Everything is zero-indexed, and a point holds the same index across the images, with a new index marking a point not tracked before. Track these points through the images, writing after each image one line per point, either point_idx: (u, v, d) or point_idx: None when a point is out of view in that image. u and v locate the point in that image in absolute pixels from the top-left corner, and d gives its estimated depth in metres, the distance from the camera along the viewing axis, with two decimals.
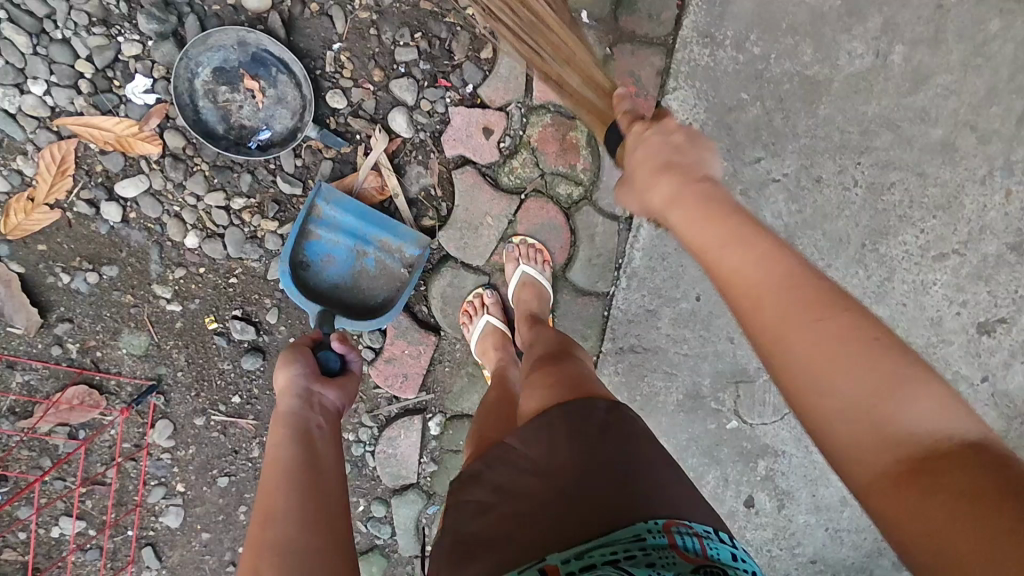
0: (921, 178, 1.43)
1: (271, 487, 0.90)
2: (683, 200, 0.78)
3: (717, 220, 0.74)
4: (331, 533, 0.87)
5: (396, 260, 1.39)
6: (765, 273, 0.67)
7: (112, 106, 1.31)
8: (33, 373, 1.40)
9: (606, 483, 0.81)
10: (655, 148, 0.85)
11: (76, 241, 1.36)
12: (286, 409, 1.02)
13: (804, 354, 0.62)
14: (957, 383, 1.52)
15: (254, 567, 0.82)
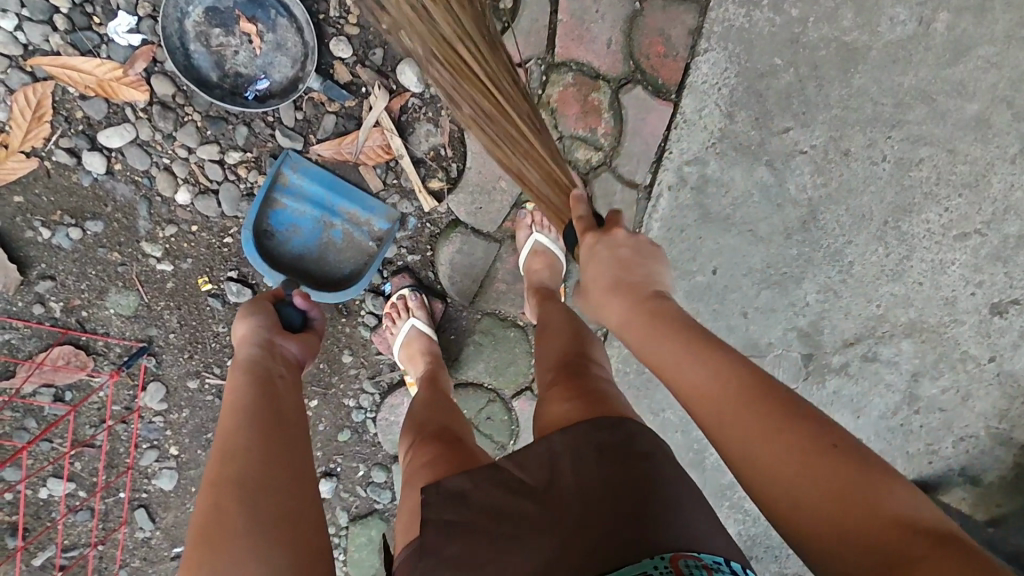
0: (951, 155, 1.37)
1: (231, 427, 0.83)
2: (637, 308, 0.86)
3: (657, 328, 0.82)
4: (301, 481, 0.82)
5: (362, 233, 1.34)
6: (716, 377, 0.74)
7: (92, 46, 1.19)
8: (14, 332, 1.32)
9: (610, 514, 0.76)
10: (601, 266, 0.92)
11: (55, 192, 1.25)
12: (247, 352, 0.94)
13: (745, 453, 0.69)
14: (965, 363, 1.51)
15: (218, 505, 0.76)
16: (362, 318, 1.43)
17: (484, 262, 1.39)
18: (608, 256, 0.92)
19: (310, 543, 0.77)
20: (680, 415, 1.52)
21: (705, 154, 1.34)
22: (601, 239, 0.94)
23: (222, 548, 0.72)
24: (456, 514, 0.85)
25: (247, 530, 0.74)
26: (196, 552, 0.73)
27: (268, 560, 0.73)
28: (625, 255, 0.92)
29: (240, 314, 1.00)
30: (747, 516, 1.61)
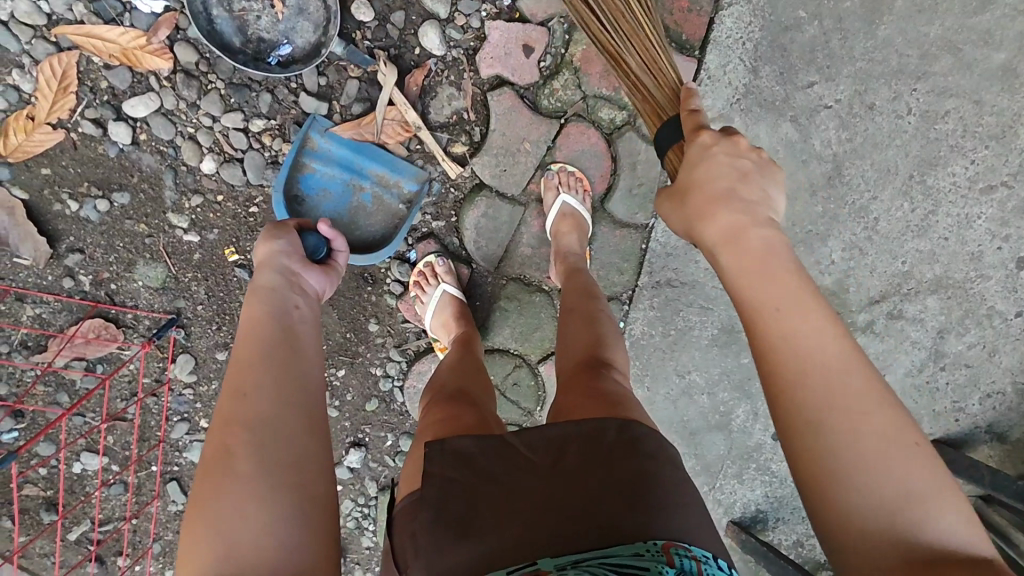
0: (977, 106, 1.36)
1: (241, 364, 0.86)
2: (747, 239, 0.80)
3: (767, 271, 0.77)
4: (309, 425, 0.83)
5: (391, 196, 1.35)
6: (821, 341, 0.72)
7: (116, 15, 1.21)
8: (45, 306, 1.33)
9: (612, 500, 0.78)
10: (720, 170, 0.84)
11: (82, 164, 1.27)
12: (266, 283, 0.96)
13: (837, 424, 0.68)
14: (991, 319, 1.49)
15: (223, 439, 0.79)
16: (387, 286, 1.43)
17: (508, 226, 1.39)
18: (730, 174, 0.84)
19: (314, 485, 0.78)
20: (706, 377, 1.52)
21: (729, 111, 1.35)
22: (732, 154, 0.86)
23: (226, 485, 0.75)
24: (458, 474, 0.85)
25: (250, 472, 0.76)
26: (202, 489, 0.76)
27: (269, 502, 0.74)
28: (751, 177, 0.85)
29: (264, 237, 1.02)
30: (774, 478, 1.57)
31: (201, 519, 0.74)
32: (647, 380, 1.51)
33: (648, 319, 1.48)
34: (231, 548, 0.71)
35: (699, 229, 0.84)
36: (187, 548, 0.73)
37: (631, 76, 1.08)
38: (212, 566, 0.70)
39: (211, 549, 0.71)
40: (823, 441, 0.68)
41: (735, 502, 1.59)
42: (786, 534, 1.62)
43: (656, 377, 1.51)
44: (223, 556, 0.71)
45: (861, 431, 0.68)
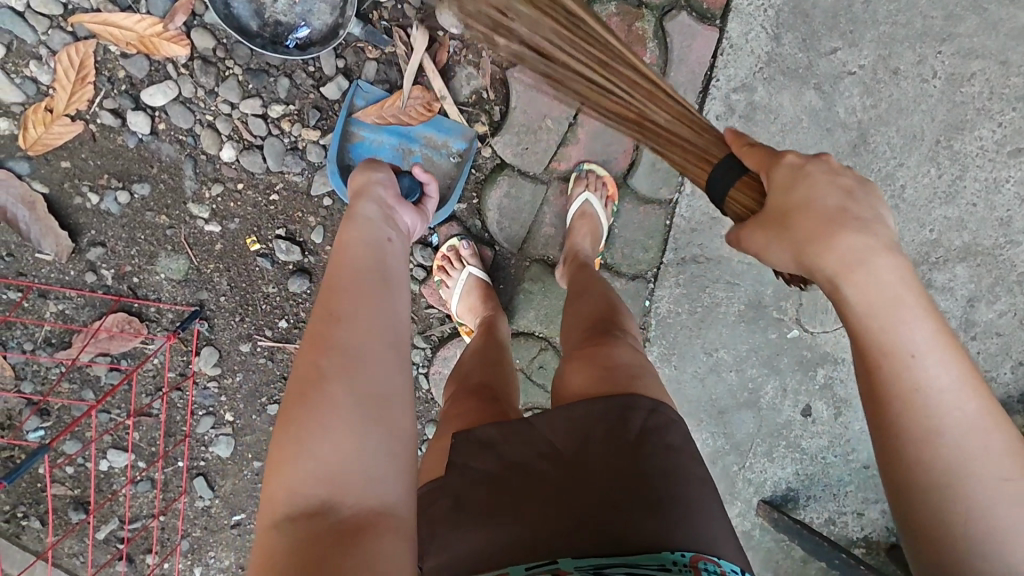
0: (1003, 67, 1.35)
1: (332, 289, 0.82)
2: (867, 260, 0.66)
3: (892, 307, 0.65)
4: (399, 358, 0.78)
5: (441, 157, 1.33)
6: (952, 392, 0.63)
7: (131, 1, 1.20)
8: (68, 302, 1.32)
9: (631, 499, 0.75)
10: (824, 189, 0.70)
11: (101, 156, 1.26)
12: (364, 212, 0.94)
13: (968, 494, 0.62)
14: (1023, 286, 1.45)
15: (315, 361, 0.75)
16: (410, 271, 1.41)
17: (531, 206, 1.38)
18: (837, 194, 0.70)
19: (401, 421, 0.74)
20: (734, 354, 1.50)
21: (752, 80, 1.34)
22: (831, 175, 0.71)
23: (317, 406, 0.71)
24: (482, 464, 0.83)
25: (341, 398, 0.72)
26: (293, 406, 0.72)
27: (359, 432, 0.70)
28: (859, 196, 0.70)
29: (361, 168, 1.04)
30: (805, 454, 1.55)
31: (289, 440, 0.70)
32: (674, 359, 1.49)
33: (674, 298, 1.46)
34: (320, 471, 0.68)
35: (813, 259, 0.68)
36: (274, 467, 0.70)
37: (658, 129, 0.94)
38: (300, 485, 0.68)
39: (301, 469, 0.68)
40: (942, 507, 0.62)
41: (765, 481, 1.57)
42: (817, 513, 1.59)
43: (684, 355, 1.49)
44: (313, 482, 0.68)
45: (994, 499, 0.61)
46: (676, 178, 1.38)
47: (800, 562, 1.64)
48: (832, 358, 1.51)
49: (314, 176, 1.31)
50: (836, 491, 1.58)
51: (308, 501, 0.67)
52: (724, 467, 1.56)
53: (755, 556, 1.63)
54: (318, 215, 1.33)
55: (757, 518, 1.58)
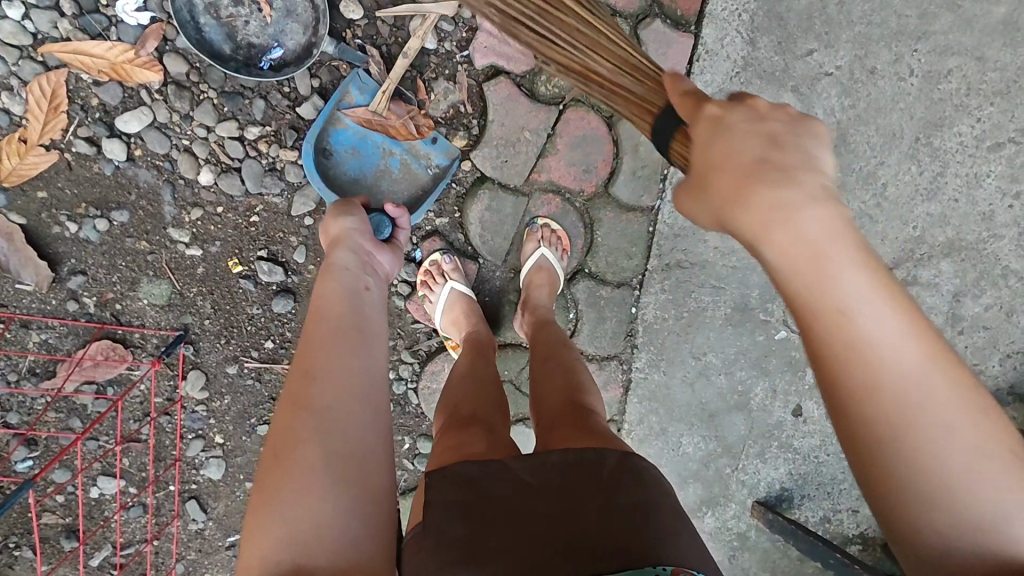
0: (980, 63, 1.35)
1: (309, 347, 0.89)
2: (785, 212, 0.61)
3: (818, 264, 0.59)
4: (368, 413, 0.85)
5: (419, 166, 1.33)
6: (889, 334, 0.58)
7: (102, 29, 1.20)
8: (50, 331, 1.31)
9: (610, 527, 0.79)
10: (744, 142, 0.67)
11: (78, 184, 1.25)
12: (340, 261, 1.02)
13: (895, 410, 0.57)
14: (1007, 279, 1.45)
15: (291, 422, 0.81)
16: (394, 288, 1.41)
17: (513, 218, 1.38)
18: (757, 147, 0.66)
19: (371, 477, 0.80)
20: (722, 357, 1.49)
21: (729, 85, 1.34)
22: (755, 122, 0.69)
23: (290, 469, 0.77)
24: (461, 498, 0.86)
25: (312, 460, 0.78)
26: (268, 470, 0.78)
27: (330, 492, 0.76)
28: (783, 143, 0.66)
29: (332, 215, 1.10)
30: (797, 454, 1.56)
31: (264, 504, 0.76)
32: (663, 364, 1.49)
33: (660, 304, 1.46)
34: (295, 534, 0.73)
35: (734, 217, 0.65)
36: (251, 534, 0.75)
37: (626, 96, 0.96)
38: (271, 551, 0.73)
39: (272, 533, 0.74)
40: (895, 465, 0.57)
41: (759, 482, 1.57)
42: (812, 511, 1.59)
43: (672, 360, 1.49)
44: (288, 544, 0.73)
45: (943, 451, 0.56)
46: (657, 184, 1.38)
47: (797, 560, 1.64)
48: None
49: (294, 197, 1.30)
50: (830, 490, 1.58)
51: (279, 566, 0.72)
52: (716, 469, 1.56)
53: (752, 558, 1.63)
54: (300, 234, 1.32)
55: (753, 520, 1.58)
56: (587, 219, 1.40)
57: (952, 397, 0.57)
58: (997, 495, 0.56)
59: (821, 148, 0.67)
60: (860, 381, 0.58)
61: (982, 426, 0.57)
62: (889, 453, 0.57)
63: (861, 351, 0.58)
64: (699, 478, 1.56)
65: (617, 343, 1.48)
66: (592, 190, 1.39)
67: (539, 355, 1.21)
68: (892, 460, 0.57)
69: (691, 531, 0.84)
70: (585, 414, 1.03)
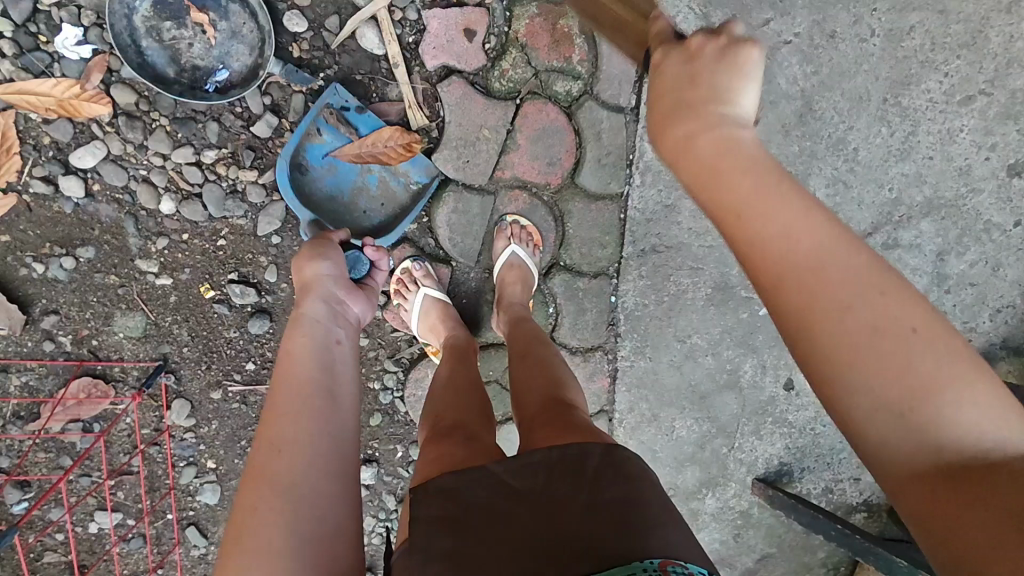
0: (942, 17, 1.32)
1: (279, 408, 0.88)
2: (700, 140, 0.70)
3: (730, 166, 0.66)
4: (342, 479, 0.84)
5: (397, 182, 1.33)
6: (798, 236, 0.59)
7: (45, 66, 1.19)
8: (30, 373, 1.32)
9: (597, 523, 0.78)
10: (671, 75, 0.76)
11: (40, 225, 1.25)
12: (311, 315, 1.03)
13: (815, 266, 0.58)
14: (990, 234, 1.43)
15: (259, 489, 0.80)
16: None
17: (481, 218, 1.37)
18: (680, 82, 0.74)
19: (342, 546, 0.78)
20: (708, 338, 1.48)
21: None
22: (687, 61, 0.76)
23: (253, 543, 0.75)
24: (444, 511, 0.83)
25: (281, 533, 0.76)
26: (236, 544, 0.76)
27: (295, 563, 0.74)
28: (705, 75, 0.74)
29: (306, 256, 1.11)
30: (793, 428, 1.54)
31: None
32: (648, 351, 1.48)
33: (639, 290, 1.44)
34: None
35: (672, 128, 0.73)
36: None
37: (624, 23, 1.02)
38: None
39: None
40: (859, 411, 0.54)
41: (757, 459, 1.56)
42: (814, 483, 1.59)
43: (657, 345, 1.47)
44: None
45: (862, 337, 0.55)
46: (624, 171, 1.36)
47: (803, 534, 1.64)
48: None
49: (258, 217, 1.29)
50: (830, 460, 1.57)
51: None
52: (712, 450, 1.55)
53: (758, 534, 1.62)
54: (269, 254, 1.31)
55: (755, 497, 1.58)
56: (556, 212, 1.39)
57: (888, 301, 0.56)
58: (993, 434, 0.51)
59: (742, 85, 0.73)
60: (834, 297, 0.56)
61: (870, 305, 0.56)
62: (822, 352, 0.56)
63: (823, 277, 0.57)
64: (696, 460, 1.55)
65: (600, 334, 1.47)
66: (559, 183, 1.37)
67: (517, 352, 1.20)
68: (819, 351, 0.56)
69: (681, 522, 0.83)
70: (564, 408, 1.01)
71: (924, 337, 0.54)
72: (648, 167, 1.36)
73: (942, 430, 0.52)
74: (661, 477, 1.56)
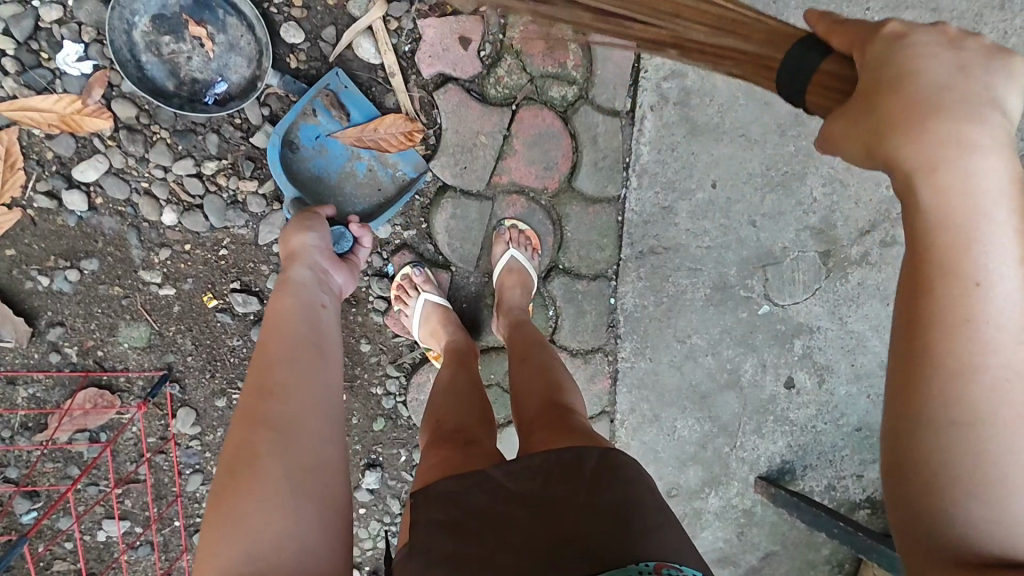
0: (936, 14, 1.33)
1: (268, 360, 0.91)
2: (949, 155, 0.58)
3: (942, 200, 0.58)
4: (331, 426, 0.87)
5: (385, 173, 1.33)
6: (1000, 315, 0.57)
7: (46, 82, 1.20)
8: (37, 385, 1.33)
9: (594, 524, 0.79)
10: (937, 70, 0.61)
11: (45, 239, 1.26)
12: (296, 278, 1.05)
13: (996, 359, 0.57)
14: None
15: (250, 433, 0.82)
16: (371, 303, 1.41)
17: (479, 223, 1.38)
18: (948, 79, 0.60)
19: (333, 485, 0.81)
20: (707, 337, 1.48)
21: (681, 66, 1.32)
22: (959, 62, 0.61)
23: (246, 478, 0.78)
24: (443, 515, 0.84)
25: (273, 473, 0.78)
26: (229, 485, 0.78)
27: (288, 496, 0.77)
28: (975, 74, 0.61)
29: (292, 228, 1.11)
30: (794, 427, 1.55)
31: (221, 515, 0.76)
32: (649, 352, 1.49)
33: (638, 292, 1.45)
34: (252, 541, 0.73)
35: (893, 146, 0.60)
36: (207, 543, 0.75)
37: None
38: (227, 556, 0.72)
39: (234, 543, 0.73)
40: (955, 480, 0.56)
41: (759, 458, 1.57)
42: (816, 480, 1.59)
43: (657, 346, 1.48)
44: (245, 549, 0.72)
45: (1021, 432, 0.56)
46: (621, 174, 1.37)
47: (806, 531, 1.65)
48: (807, 328, 1.49)
49: (258, 227, 1.31)
50: (832, 457, 1.58)
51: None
52: (714, 450, 1.56)
53: (761, 532, 1.63)
54: (270, 263, 1.33)
55: (757, 495, 1.58)
56: (555, 216, 1.40)
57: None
58: None
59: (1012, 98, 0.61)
60: (1012, 396, 0.56)
61: None
62: (968, 435, 0.56)
63: (999, 376, 0.56)
64: (699, 459, 1.56)
65: (600, 335, 1.48)
66: (556, 187, 1.38)
67: (517, 356, 1.21)
68: (959, 422, 0.57)
69: (676, 524, 0.84)
70: (563, 411, 1.02)
71: None
72: (645, 169, 1.37)
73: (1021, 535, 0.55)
74: (664, 477, 1.57)
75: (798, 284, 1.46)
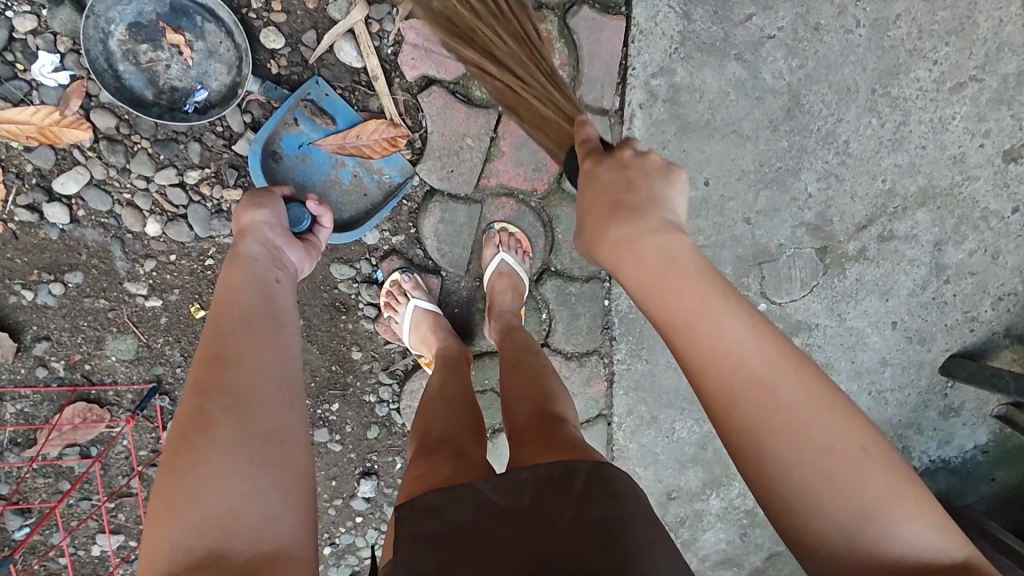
0: (928, 3, 1.30)
1: (218, 329, 0.85)
2: (645, 251, 0.78)
3: (674, 284, 0.75)
4: (288, 396, 0.82)
5: (370, 179, 1.31)
6: (750, 357, 0.71)
7: (24, 94, 1.19)
8: (25, 400, 1.32)
9: (585, 544, 0.77)
10: (606, 185, 0.83)
11: (28, 252, 1.25)
12: (249, 252, 0.97)
13: (766, 411, 0.69)
14: (987, 221, 1.40)
15: (200, 403, 0.77)
16: (361, 311, 1.39)
17: (468, 227, 1.36)
18: (618, 186, 0.82)
19: (293, 455, 0.78)
20: None
21: (669, 63, 1.30)
22: (619, 169, 0.84)
23: (201, 454, 0.73)
24: (429, 531, 0.82)
25: (228, 444, 0.74)
26: (179, 456, 0.73)
27: (248, 474, 0.73)
28: (638, 184, 0.82)
29: (246, 203, 1.02)
30: None
31: (172, 486, 0.71)
32: (645, 353, 1.46)
33: None
34: (208, 514, 0.70)
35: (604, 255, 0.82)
36: (157, 518, 0.70)
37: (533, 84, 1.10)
38: (184, 540, 0.68)
39: (189, 518, 0.69)
40: (788, 505, 0.68)
41: None
42: None
43: (653, 347, 1.46)
44: (201, 523, 0.69)
45: (817, 448, 0.67)
46: None
47: None
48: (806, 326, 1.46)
49: None
50: None
51: (195, 549, 0.68)
52: (714, 450, 1.53)
53: (765, 533, 1.61)
54: None
55: None
56: (545, 218, 1.37)
57: (836, 429, 0.68)
58: (918, 535, 0.65)
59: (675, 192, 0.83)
60: (802, 423, 0.68)
61: (829, 416, 0.69)
62: (788, 488, 0.68)
63: (769, 403, 0.69)
64: (699, 460, 1.53)
65: (595, 338, 1.46)
66: (545, 188, 1.36)
67: (507, 364, 1.19)
68: (779, 482, 0.68)
69: (665, 540, 0.82)
70: (553, 422, 1.00)
71: (875, 456, 0.68)
72: None
73: (895, 540, 0.65)
74: (664, 480, 1.54)
75: (796, 282, 1.43)
